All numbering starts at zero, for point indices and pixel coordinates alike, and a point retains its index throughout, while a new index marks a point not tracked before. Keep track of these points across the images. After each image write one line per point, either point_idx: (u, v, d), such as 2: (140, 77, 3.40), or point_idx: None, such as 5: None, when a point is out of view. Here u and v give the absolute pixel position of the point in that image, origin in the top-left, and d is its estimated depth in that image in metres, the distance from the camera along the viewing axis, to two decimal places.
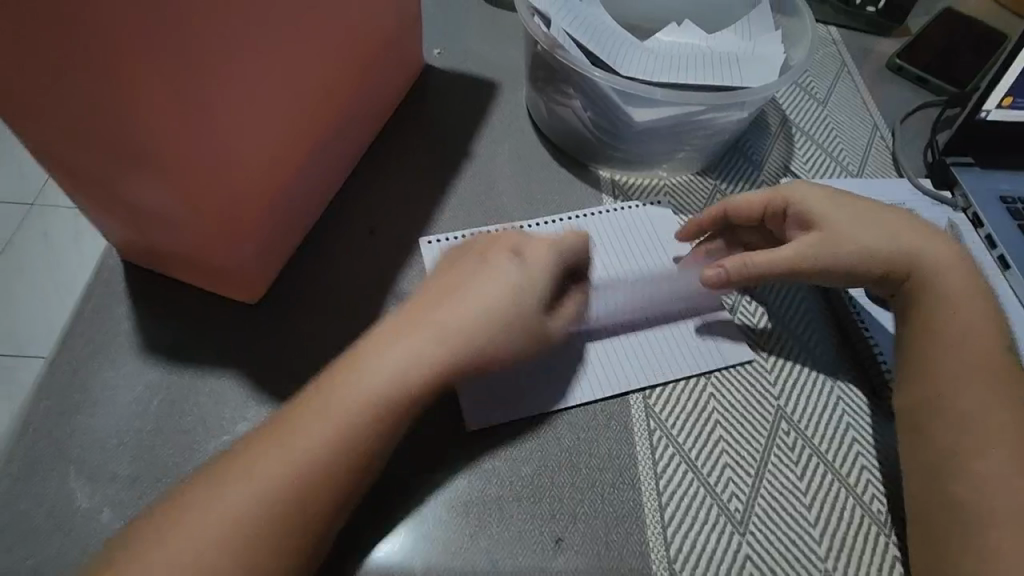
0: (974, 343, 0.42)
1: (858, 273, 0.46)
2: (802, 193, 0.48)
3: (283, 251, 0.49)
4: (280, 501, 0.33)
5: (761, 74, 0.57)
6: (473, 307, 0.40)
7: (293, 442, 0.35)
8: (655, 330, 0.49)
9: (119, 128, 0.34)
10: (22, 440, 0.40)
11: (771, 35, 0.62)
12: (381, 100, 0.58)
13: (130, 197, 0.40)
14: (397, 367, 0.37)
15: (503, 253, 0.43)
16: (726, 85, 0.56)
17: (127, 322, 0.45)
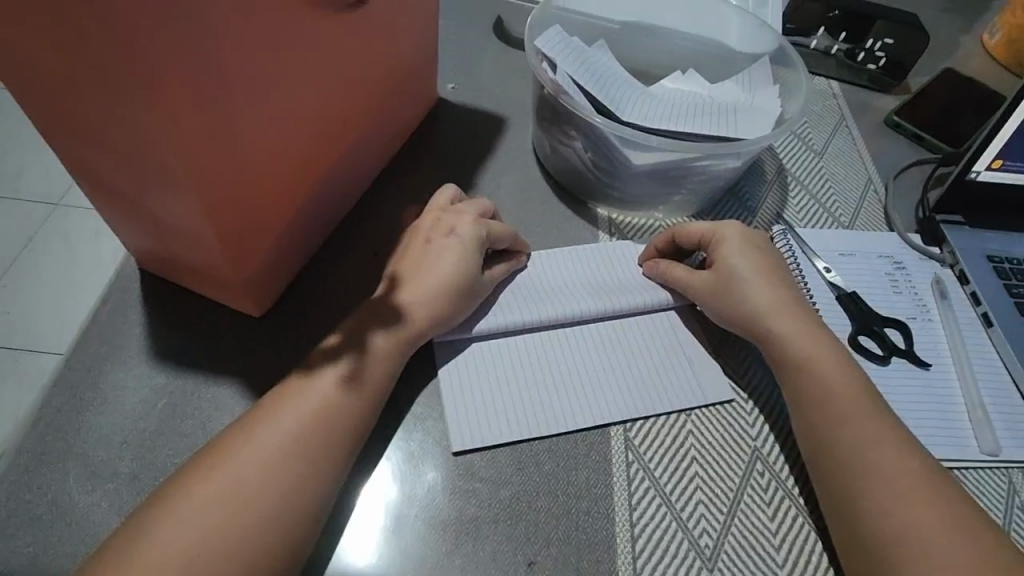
0: (852, 406, 0.44)
1: (759, 327, 0.49)
2: (727, 239, 0.53)
3: (290, 267, 0.52)
4: (224, 530, 0.36)
5: (755, 126, 0.60)
6: (433, 285, 0.48)
7: (235, 472, 0.38)
8: (633, 370, 0.50)
9: (146, 148, 0.37)
10: (32, 433, 0.42)
11: (769, 89, 0.65)
12: (394, 129, 0.62)
13: (151, 210, 0.43)
14: (307, 409, 0.41)
15: (444, 237, 0.51)
16: (722, 134, 0.58)
17: (139, 327, 0.48)
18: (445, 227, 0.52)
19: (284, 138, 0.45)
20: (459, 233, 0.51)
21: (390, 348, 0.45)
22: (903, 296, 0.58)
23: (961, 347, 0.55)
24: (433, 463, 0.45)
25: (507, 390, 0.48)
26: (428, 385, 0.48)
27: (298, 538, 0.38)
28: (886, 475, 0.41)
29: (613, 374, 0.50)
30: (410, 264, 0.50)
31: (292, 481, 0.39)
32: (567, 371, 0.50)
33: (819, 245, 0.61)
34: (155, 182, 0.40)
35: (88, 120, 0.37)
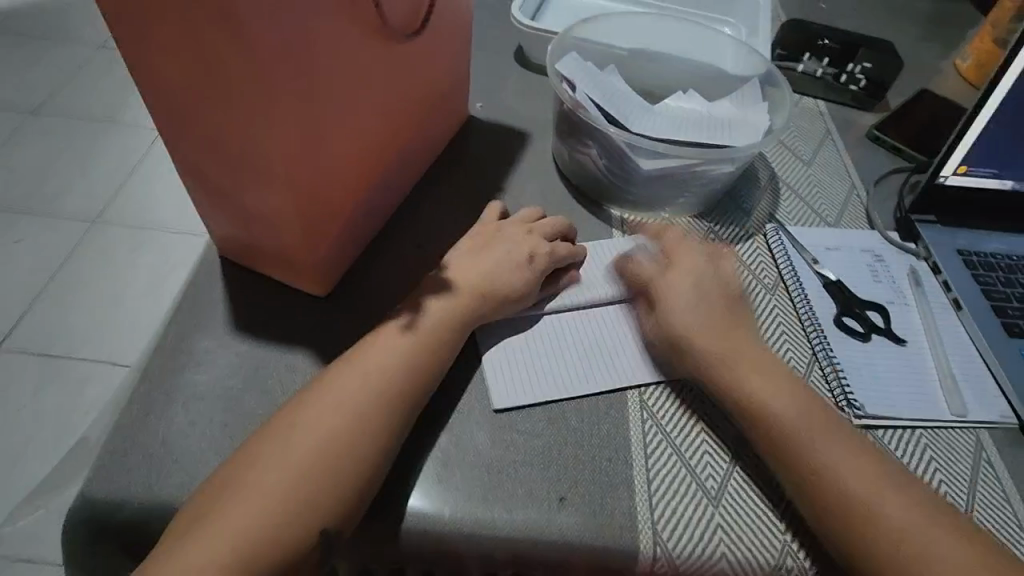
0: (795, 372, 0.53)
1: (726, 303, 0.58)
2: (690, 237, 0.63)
3: (348, 256, 0.60)
4: (320, 459, 0.43)
5: (747, 136, 0.69)
6: (488, 272, 0.56)
7: (325, 412, 0.46)
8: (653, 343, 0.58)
9: (250, 147, 0.46)
10: (138, 389, 0.50)
11: (759, 105, 0.74)
12: (433, 141, 0.71)
13: (242, 201, 0.51)
14: (391, 362, 0.49)
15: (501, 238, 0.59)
16: (718, 144, 0.67)
17: (223, 305, 0.56)
18: (516, 241, 0.59)
19: (353, 143, 0.53)
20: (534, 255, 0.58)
21: (445, 311, 0.53)
22: (882, 284, 0.66)
23: (933, 327, 0.63)
24: (476, 418, 0.52)
25: (537, 359, 0.56)
26: (469, 355, 0.56)
27: (373, 468, 0.45)
28: (815, 433, 0.49)
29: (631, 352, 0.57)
30: (473, 258, 0.57)
31: (369, 422, 0.46)
32: (589, 347, 0.57)
33: (807, 241, 0.69)
34: (250, 175, 0.48)
35: (202, 124, 0.46)
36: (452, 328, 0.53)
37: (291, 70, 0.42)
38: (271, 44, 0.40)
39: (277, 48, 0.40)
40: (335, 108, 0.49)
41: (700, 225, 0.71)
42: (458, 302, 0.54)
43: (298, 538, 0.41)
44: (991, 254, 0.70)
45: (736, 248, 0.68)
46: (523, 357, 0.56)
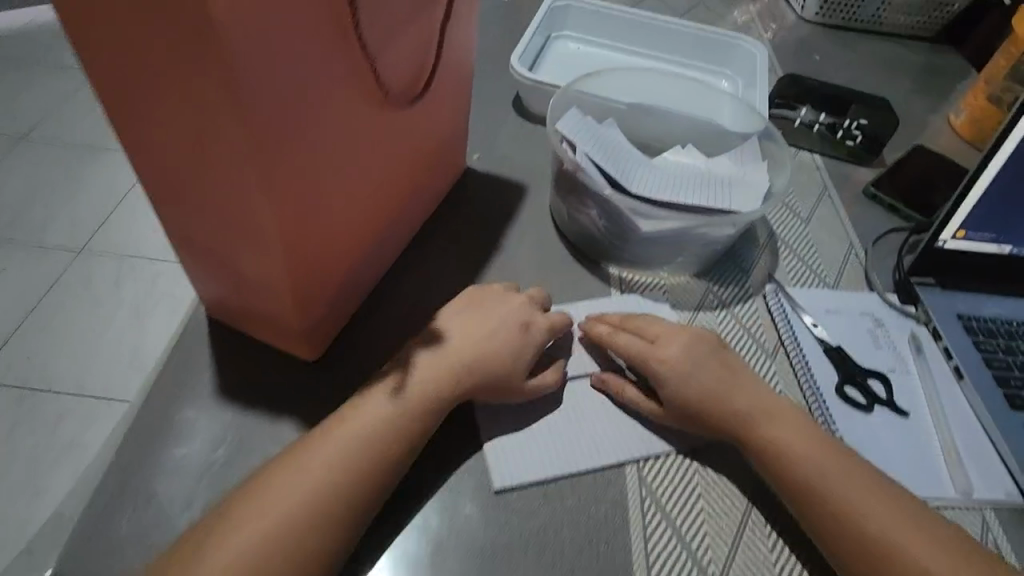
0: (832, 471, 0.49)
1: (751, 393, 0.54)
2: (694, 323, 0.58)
3: (341, 319, 0.58)
4: (272, 545, 0.41)
5: (748, 200, 0.67)
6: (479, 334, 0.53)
7: (278, 489, 0.43)
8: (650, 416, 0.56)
9: (239, 214, 0.44)
10: (116, 466, 0.48)
11: (758, 165, 0.73)
12: (429, 195, 0.69)
13: (232, 266, 0.50)
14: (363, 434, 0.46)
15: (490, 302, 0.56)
16: (720, 206, 0.66)
17: (208, 371, 0.54)
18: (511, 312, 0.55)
19: (347, 206, 0.52)
20: (525, 321, 0.55)
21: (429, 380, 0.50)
22: (884, 351, 0.65)
23: (936, 398, 0.62)
24: (469, 494, 0.50)
25: (520, 441, 0.53)
26: (462, 425, 0.54)
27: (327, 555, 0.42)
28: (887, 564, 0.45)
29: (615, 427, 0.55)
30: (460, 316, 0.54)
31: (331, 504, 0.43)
32: (571, 421, 0.55)
33: (807, 303, 0.68)
34: (240, 241, 0.47)
35: (192, 190, 0.45)
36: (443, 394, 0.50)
37: (284, 138, 0.41)
38: (263, 116, 0.39)
39: (268, 118, 0.39)
40: (329, 172, 0.48)
41: (700, 284, 0.70)
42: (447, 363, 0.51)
43: None
44: (989, 317, 0.69)
45: (735, 309, 0.68)
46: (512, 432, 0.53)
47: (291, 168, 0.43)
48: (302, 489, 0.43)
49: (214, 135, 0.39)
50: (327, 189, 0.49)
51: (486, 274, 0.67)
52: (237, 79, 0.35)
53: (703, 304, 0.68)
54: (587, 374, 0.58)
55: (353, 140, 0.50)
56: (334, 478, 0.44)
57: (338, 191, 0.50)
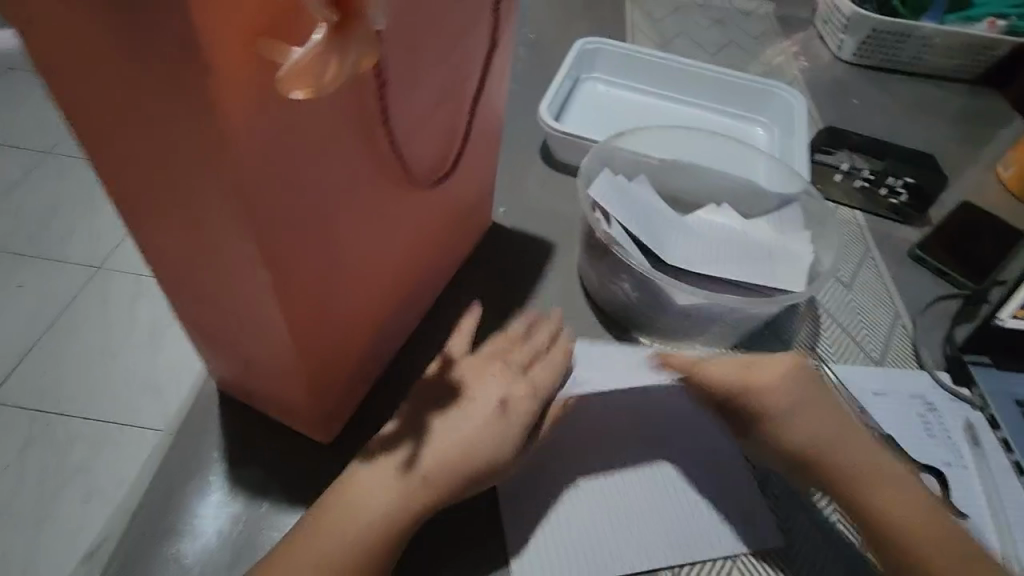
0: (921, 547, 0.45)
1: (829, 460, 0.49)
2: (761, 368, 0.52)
3: (358, 396, 0.55)
4: None
5: (788, 276, 0.63)
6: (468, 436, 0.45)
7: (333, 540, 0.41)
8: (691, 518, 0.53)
9: (252, 303, 0.42)
10: (116, 559, 0.45)
11: (798, 235, 0.69)
12: (452, 256, 0.67)
13: (246, 349, 0.47)
14: (384, 506, 0.43)
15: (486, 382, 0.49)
16: (757, 283, 0.62)
17: (216, 450, 0.51)
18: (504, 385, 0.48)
19: (364, 284, 0.50)
20: (506, 399, 0.47)
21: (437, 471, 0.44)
22: (937, 440, 0.61)
23: (996, 498, 0.57)
24: None
25: (562, 538, 0.50)
26: (486, 522, 0.51)
27: None
28: None
29: (657, 517, 0.53)
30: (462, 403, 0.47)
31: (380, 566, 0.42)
32: (608, 512, 0.52)
33: (853, 383, 0.64)
34: (253, 327, 0.44)
35: (201, 279, 0.42)
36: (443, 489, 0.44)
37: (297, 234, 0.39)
38: (274, 218, 0.36)
39: (280, 219, 0.36)
40: (345, 255, 0.45)
41: None
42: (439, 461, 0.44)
43: None
44: None
45: None
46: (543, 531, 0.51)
47: (305, 260, 0.41)
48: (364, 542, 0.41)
49: (222, 238, 0.37)
50: (342, 272, 0.46)
51: None
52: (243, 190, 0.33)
53: None
54: (614, 459, 0.56)
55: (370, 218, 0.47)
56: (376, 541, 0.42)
57: (354, 271, 0.48)
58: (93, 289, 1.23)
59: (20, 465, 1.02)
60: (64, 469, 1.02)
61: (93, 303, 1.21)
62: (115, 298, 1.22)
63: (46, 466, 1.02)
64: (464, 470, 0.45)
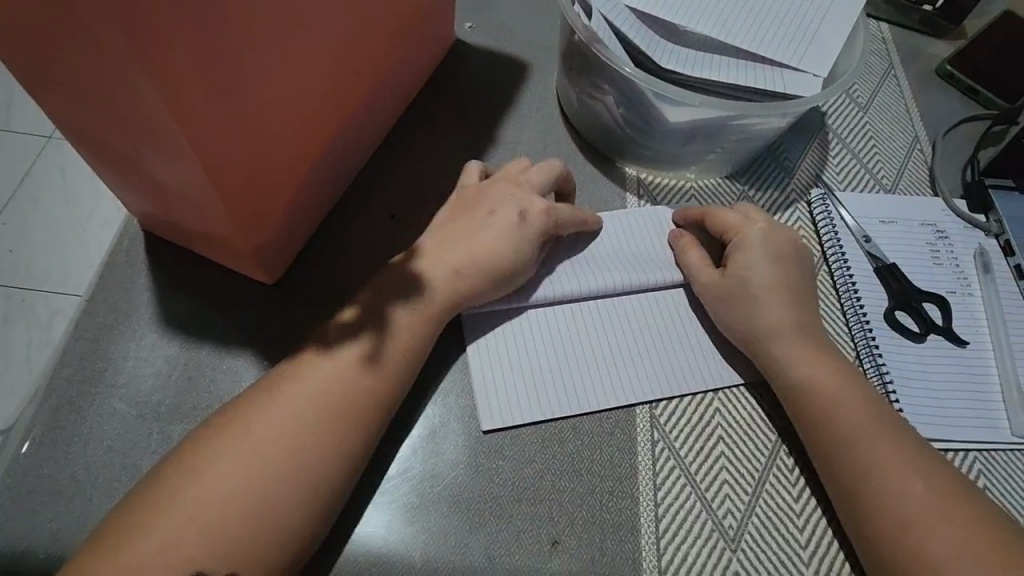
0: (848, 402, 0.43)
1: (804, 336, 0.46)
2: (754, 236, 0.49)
3: (303, 232, 0.49)
4: (259, 474, 0.35)
5: (803, 81, 0.53)
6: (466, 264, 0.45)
7: (262, 417, 0.37)
8: (683, 341, 0.49)
9: (131, 107, 0.33)
10: (45, 405, 0.41)
11: (832, 23, 0.56)
12: (407, 75, 0.56)
13: (148, 171, 0.39)
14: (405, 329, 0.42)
15: (509, 212, 0.47)
16: (767, 90, 0.53)
17: (148, 293, 0.46)
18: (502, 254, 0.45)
19: (289, 101, 0.41)
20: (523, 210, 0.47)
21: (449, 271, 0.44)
22: (944, 270, 0.56)
23: (1000, 326, 0.53)
24: (455, 437, 0.44)
25: (563, 330, 0.48)
26: (456, 359, 0.47)
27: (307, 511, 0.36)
28: (903, 498, 0.39)
29: (682, 341, 0.49)
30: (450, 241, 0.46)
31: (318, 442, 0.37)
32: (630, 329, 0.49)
33: (859, 211, 0.58)
34: (144, 140, 0.36)
35: (68, 75, 0.34)
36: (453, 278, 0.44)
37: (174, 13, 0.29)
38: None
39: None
40: (259, 58, 0.36)
41: (733, 188, 0.59)
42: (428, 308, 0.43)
43: (251, 557, 0.34)
44: None
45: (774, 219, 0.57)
46: (520, 308, 0.48)
47: (197, 55, 0.32)
48: (289, 414, 0.37)
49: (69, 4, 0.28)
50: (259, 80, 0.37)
51: None
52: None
53: None
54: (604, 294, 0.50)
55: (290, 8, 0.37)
56: (332, 416, 0.38)
57: (276, 81, 0.39)
58: (46, 159, 1.04)
59: (3, 345, 0.91)
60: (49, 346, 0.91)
61: (48, 174, 1.02)
62: (73, 164, 1.03)
63: (30, 345, 0.91)
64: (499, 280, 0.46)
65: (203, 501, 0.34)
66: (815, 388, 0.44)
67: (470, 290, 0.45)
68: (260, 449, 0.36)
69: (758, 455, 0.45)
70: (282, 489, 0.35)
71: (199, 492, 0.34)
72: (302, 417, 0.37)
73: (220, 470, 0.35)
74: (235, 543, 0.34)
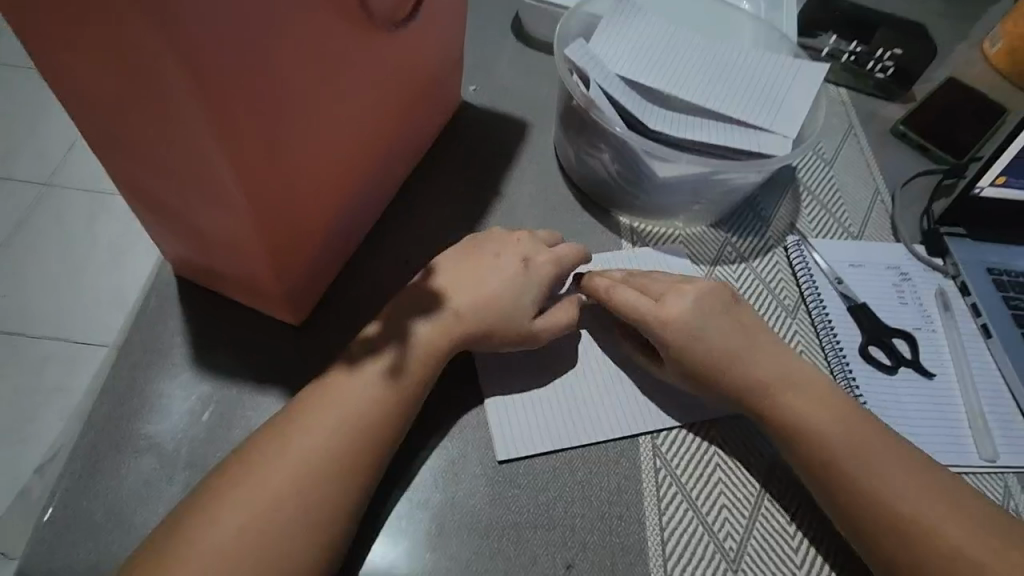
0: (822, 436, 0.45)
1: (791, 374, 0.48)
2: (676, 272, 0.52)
3: (326, 277, 0.53)
4: (297, 501, 0.38)
5: (774, 141, 0.60)
6: (462, 302, 0.47)
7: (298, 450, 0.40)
8: None
9: (193, 163, 0.38)
10: (83, 441, 0.43)
11: (796, 91, 0.63)
12: (420, 133, 0.62)
13: (195, 219, 0.43)
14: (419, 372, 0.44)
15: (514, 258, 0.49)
16: (741, 149, 0.59)
17: (181, 335, 0.49)
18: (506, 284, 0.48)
19: (324, 156, 0.46)
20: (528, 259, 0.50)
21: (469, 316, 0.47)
22: (909, 309, 0.62)
23: (961, 359, 0.59)
24: (473, 467, 0.47)
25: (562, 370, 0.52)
26: (471, 395, 0.50)
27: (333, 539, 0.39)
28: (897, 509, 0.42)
29: None
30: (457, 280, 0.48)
31: (349, 471, 0.40)
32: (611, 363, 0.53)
33: (831, 256, 0.64)
34: (198, 192, 0.40)
35: (136, 136, 0.38)
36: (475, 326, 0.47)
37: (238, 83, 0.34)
38: (207, 51, 0.32)
39: (218, 54, 0.32)
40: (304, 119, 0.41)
41: (717, 236, 0.64)
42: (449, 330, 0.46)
43: None
44: (1022, 272, 0.65)
45: (755, 264, 0.63)
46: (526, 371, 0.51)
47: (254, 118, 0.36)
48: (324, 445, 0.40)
49: (153, 75, 0.32)
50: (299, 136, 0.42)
51: (486, 225, 0.61)
52: (172, 8, 0.29)
53: (721, 258, 0.63)
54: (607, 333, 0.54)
55: (326, 75, 0.42)
56: (363, 451, 0.41)
57: (313, 138, 0.43)
58: (42, 207, 1.06)
59: None
60: (43, 393, 0.91)
61: (46, 222, 1.05)
62: (70, 212, 1.05)
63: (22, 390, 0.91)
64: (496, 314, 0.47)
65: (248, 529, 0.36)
66: (805, 423, 0.46)
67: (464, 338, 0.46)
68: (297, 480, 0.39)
69: (753, 481, 0.49)
70: (322, 486, 0.39)
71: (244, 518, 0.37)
72: (339, 426, 0.41)
73: (265, 496, 0.37)
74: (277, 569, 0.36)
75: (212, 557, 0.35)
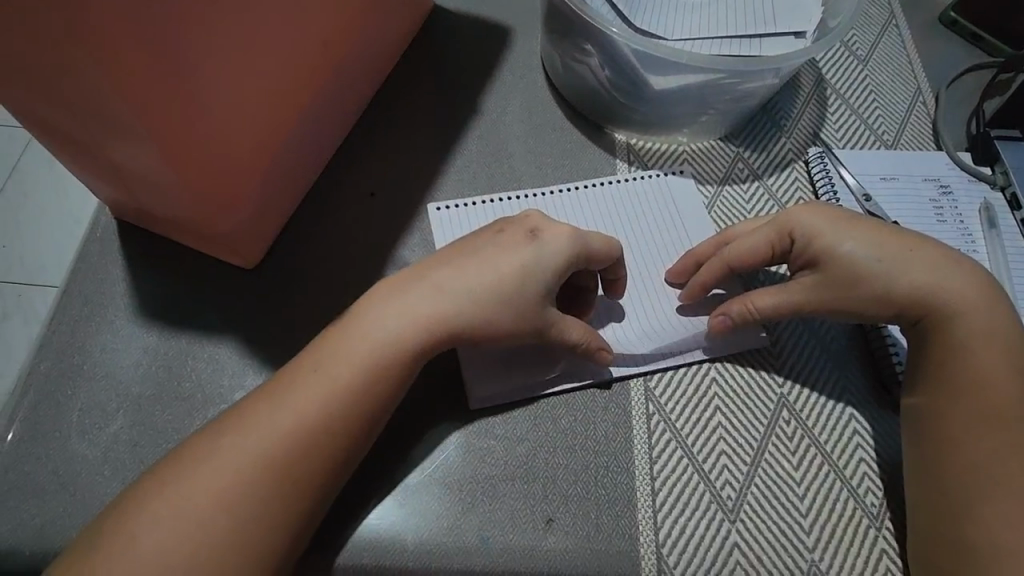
0: (904, 275, 0.41)
1: (884, 312, 0.42)
2: (812, 229, 0.43)
3: (280, 215, 0.47)
4: (236, 477, 0.33)
5: (782, 44, 0.52)
6: (461, 291, 0.38)
7: (249, 428, 0.34)
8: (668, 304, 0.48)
9: (91, 95, 0.32)
10: (23, 400, 0.40)
11: None
12: (383, 44, 0.54)
13: (112, 157, 0.37)
14: (368, 350, 0.37)
15: (521, 232, 0.40)
16: (744, 55, 0.51)
17: (122, 284, 0.45)
18: (511, 278, 0.39)
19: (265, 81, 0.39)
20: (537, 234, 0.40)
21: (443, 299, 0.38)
22: (948, 226, 0.54)
23: (1007, 280, 0.52)
24: (446, 417, 0.43)
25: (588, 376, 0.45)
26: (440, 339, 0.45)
27: (282, 522, 0.33)
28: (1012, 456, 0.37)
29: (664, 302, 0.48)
30: (447, 276, 0.39)
31: (290, 442, 0.34)
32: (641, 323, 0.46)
33: (859, 169, 0.56)
34: (107, 128, 0.34)
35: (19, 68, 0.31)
36: (459, 313, 0.38)
37: None
38: None
39: None
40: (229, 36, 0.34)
41: (727, 150, 0.56)
42: (413, 316, 0.38)
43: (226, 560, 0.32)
44: None
45: (768, 181, 0.55)
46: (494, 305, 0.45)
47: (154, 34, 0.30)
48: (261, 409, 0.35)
49: None
50: (225, 61, 0.35)
51: (462, 147, 0.54)
52: None
53: (730, 177, 0.55)
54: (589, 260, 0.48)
55: None
56: (307, 432, 0.35)
57: (244, 62, 0.36)
58: None
59: None
60: None
61: None
62: None
63: None
64: (500, 308, 0.38)
65: (179, 501, 0.32)
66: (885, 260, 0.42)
67: (446, 323, 0.38)
68: (236, 455, 0.34)
69: (757, 425, 0.44)
70: (308, 456, 0.34)
71: (174, 483, 0.33)
72: (316, 427, 0.35)
73: (206, 459, 0.34)
74: (210, 549, 0.32)
75: (139, 532, 0.32)
